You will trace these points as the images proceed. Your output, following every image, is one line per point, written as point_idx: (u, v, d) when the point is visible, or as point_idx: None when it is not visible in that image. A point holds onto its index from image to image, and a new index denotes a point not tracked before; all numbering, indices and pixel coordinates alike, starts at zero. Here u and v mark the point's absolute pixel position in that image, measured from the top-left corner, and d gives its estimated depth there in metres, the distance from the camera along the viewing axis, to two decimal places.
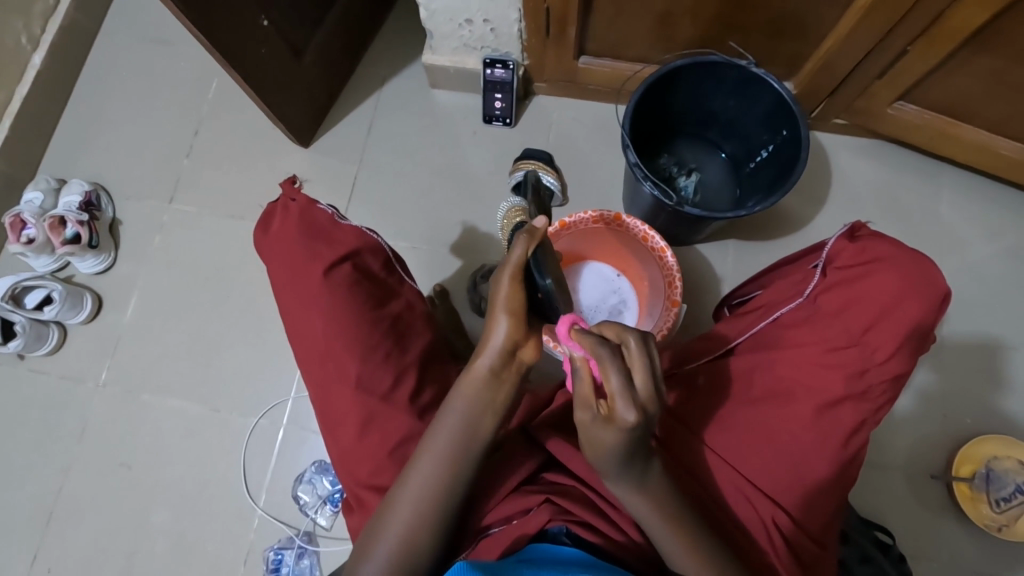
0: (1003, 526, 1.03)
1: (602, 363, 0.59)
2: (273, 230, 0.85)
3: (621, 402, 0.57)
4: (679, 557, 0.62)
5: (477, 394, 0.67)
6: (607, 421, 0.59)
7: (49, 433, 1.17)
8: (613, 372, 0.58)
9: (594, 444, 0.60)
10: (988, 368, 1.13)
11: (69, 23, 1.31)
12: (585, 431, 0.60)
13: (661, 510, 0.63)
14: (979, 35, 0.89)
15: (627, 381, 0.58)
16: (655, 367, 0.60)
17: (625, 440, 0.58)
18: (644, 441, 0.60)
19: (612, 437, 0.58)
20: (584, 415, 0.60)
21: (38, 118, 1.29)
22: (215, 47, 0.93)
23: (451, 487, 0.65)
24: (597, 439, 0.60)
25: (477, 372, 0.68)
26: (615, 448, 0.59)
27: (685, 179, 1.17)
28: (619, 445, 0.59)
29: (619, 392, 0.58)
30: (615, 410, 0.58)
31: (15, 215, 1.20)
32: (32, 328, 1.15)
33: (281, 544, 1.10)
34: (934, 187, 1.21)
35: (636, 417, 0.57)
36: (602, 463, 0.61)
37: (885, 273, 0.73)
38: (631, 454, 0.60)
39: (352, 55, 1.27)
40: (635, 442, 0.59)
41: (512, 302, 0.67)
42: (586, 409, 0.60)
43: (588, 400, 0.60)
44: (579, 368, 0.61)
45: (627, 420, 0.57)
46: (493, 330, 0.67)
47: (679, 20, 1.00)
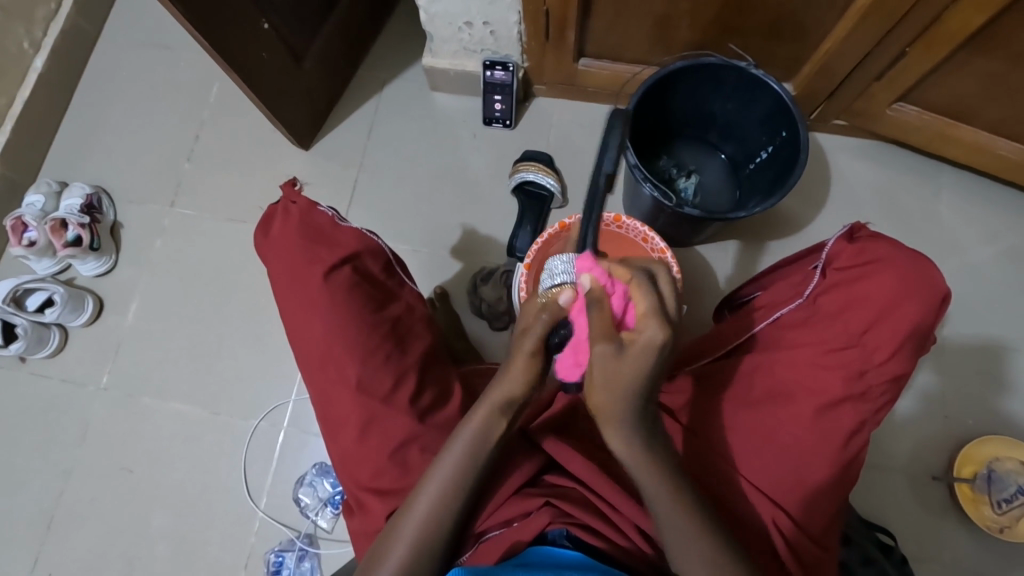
0: (1005, 527, 1.03)
1: (632, 284, 0.60)
2: (274, 232, 0.85)
3: (652, 322, 0.58)
4: (681, 547, 0.61)
5: (488, 423, 0.65)
6: (633, 344, 0.58)
7: (51, 434, 1.18)
8: (647, 291, 0.59)
9: (613, 372, 0.58)
10: (989, 369, 1.13)
11: (70, 27, 1.31)
12: (604, 360, 0.58)
13: (668, 492, 0.62)
14: (977, 36, 0.89)
15: (656, 301, 0.59)
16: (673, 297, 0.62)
17: (651, 362, 0.58)
18: (658, 376, 0.60)
19: (638, 360, 0.58)
20: (607, 344, 0.57)
21: (39, 122, 1.30)
22: (216, 51, 0.94)
23: (455, 504, 0.64)
24: (620, 367, 0.58)
25: (484, 412, 0.65)
26: (637, 374, 0.58)
27: (685, 180, 1.17)
28: (642, 369, 0.58)
29: (651, 311, 0.58)
30: (645, 328, 0.58)
31: (16, 218, 1.20)
32: (33, 331, 1.16)
33: (281, 546, 1.10)
34: (934, 189, 1.21)
35: (665, 335, 0.58)
36: (621, 393, 0.59)
37: (884, 273, 0.74)
38: (647, 390, 0.59)
39: (353, 57, 1.28)
40: (658, 366, 0.59)
41: (529, 369, 0.63)
42: (608, 338, 0.58)
43: (609, 332, 0.58)
44: (602, 297, 0.59)
45: (659, 336, 0.57)
46: (504, 379, 0.64)
47: (678, 22, 1.00)
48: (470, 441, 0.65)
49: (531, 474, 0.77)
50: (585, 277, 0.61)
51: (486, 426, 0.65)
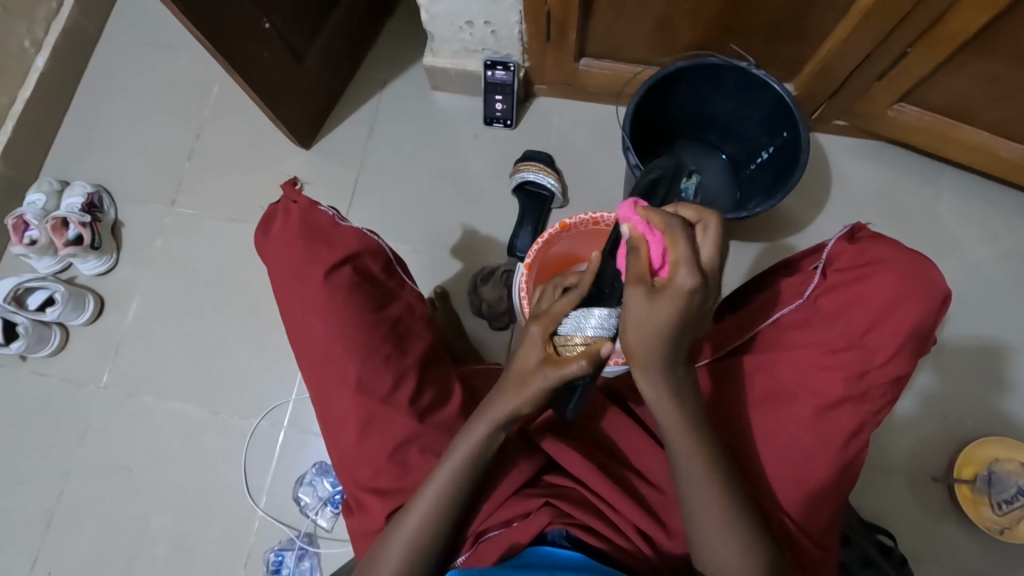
0: (1005, 529, 1.03)
1: (669, 232, 0.60)
2: (275, 231, 0.84)
3: (683, 270, 0.59)
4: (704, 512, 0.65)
5: (488, 437, 0.67)
6: (665, 290, 0.59)
7: (52, 432, 1.18)
8: (681, 240, 0.60)
9: (644, 317, 0.59)
10: (990, 370, 1.13)
11: (71, 26, 1.31)
12: (636, 302, 0.59)
13: (695, 442, 0.65)
14: (978, 37, 0.89)
15: (691, 252, 0.60)
16: (714, 248, 0.62)
17: (681, 310, 0.59)
18: (694, 320, 0.60)
19: (669, 305, 0.59)
20: (640, 287, 0.60)
21: (41, 121, 1.30)
22: (217, 50, 0.94)
23: (450, 508, 0.67)
24: (651, 312, 0.59)
25: (480, 428, 0.67)
26: (668, 321, 0.59)
27: (687, 180, 1.13)
28: (672, 317, 0.59)
29: (683, 258, 0.59)
30: (676, 275, 0.59)
31: (17, 217, 1.21)
32: (34, 330, 1.16)
33: (281, 546, 1.10)
34: (935, 190, 1.21)
35: (695, 281, 0.58)
36: (652, 341, 0.59)
37: (885, 275, 0.74)
38: (678, 336, 0.60)
39: (354, 57, 1.28)
40: (689, 315, 0.59)
41: (533, 400, 0.65)
42: (641, 281, 0.60)
43: (643, 275, 0.60)
44: (639, 244, 0.61)
45: (689, 283, 0.58)
46: (504, 402, 0.66)
47: (679, 23, 1.00)
48: (467, 455, 0.67)
49: (531, 473, 0.77)
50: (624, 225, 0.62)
51: (485, 441, 0.67)
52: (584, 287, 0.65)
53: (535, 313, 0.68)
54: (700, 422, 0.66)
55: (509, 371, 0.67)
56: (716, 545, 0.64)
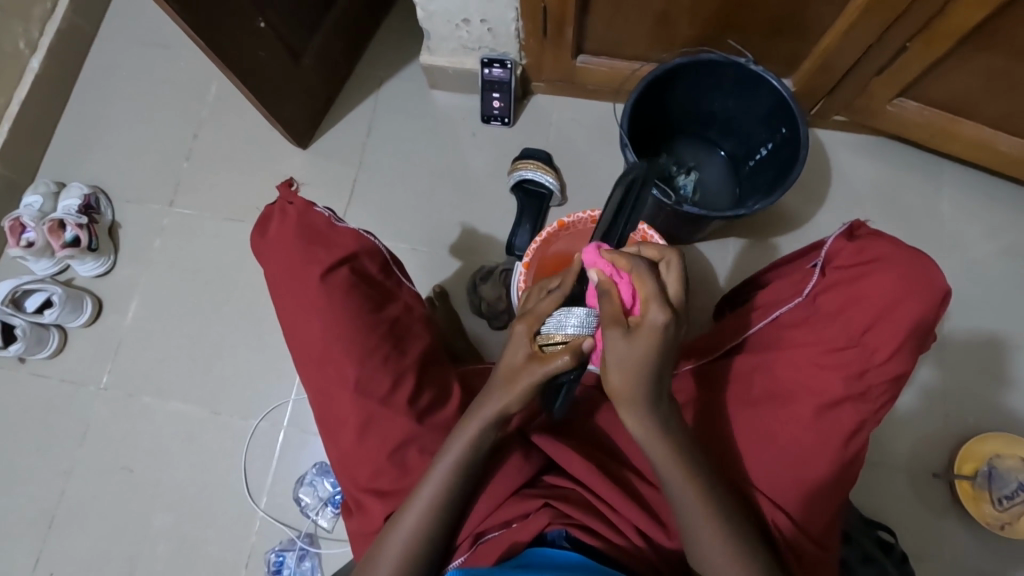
0: (1006, 525, 1.02)
1: (636, 273, 0.61)
2: (272, 233, 0.84)
3: (654, 307, 0.59)
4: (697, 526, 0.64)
5: (481, 435, 0.68)
6: (639, 328, 0.60)
7: (51, 434, 1.18)
8: (649, 278, 0.61)
9: (623, 356, 0.60)
10: (991, 366, 1.13)
11: (67, 27, 1.31)
12: (616, 345, 0.60)
13: (681, 468, 0.64)
14: (977, 32, 0.89)
15: (659, 288, 0.61)
16: (678, 282, 0.64)
17: (657, 346, 0.60)
18: (671, 353, 0.62)
19: (646, 343, 0.59)
20: (616, 328, 0.60)
21: (37, 122, 1.29)
22: (213, 50, 0.93)
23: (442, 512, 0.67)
24: (630, 350, 0.60)
25: (471, 429, 0.68)
26: (646, 357, 0.60)
27: (684, 178, 1.15)
28: (649, 353, 0.60)
29: (653, 296, 0.60)
30: (648, 313, 0.60)
31: (14, 219, 1.20)
32: (32, 332, 1.16)
33: (282, 546, 1.10)
34: (935, 186, 1.20)
35: (668, 317, 0.59)
36: (636, 378, 0.60)
37: (884, 272, 0.73)
38: (659, 370, 0.61)
39: (351, 55, 1.27)
40: (665, 349, 0.60)
41: (518, 399, 0.66)
42: (617, 323, 0.60)
43: (617, 316, 0.61)
44: (609, 288, 0.62)
45: (661, 319, 0.59)
46: (489, 403, 0.67)
47: (677, 19, 0.99)
48: (460, 454, 0.67)
49: (530, 474, 0.77)
50: (591, 269, 0.63)
51: (477, 440, 0.68)
52: (567, 287, 0.67)
53: (522, 312, 0.70)
54: (688, 448, 0.65)
55: (495, 373, 0.69)
56: (715, 559, 0.63)
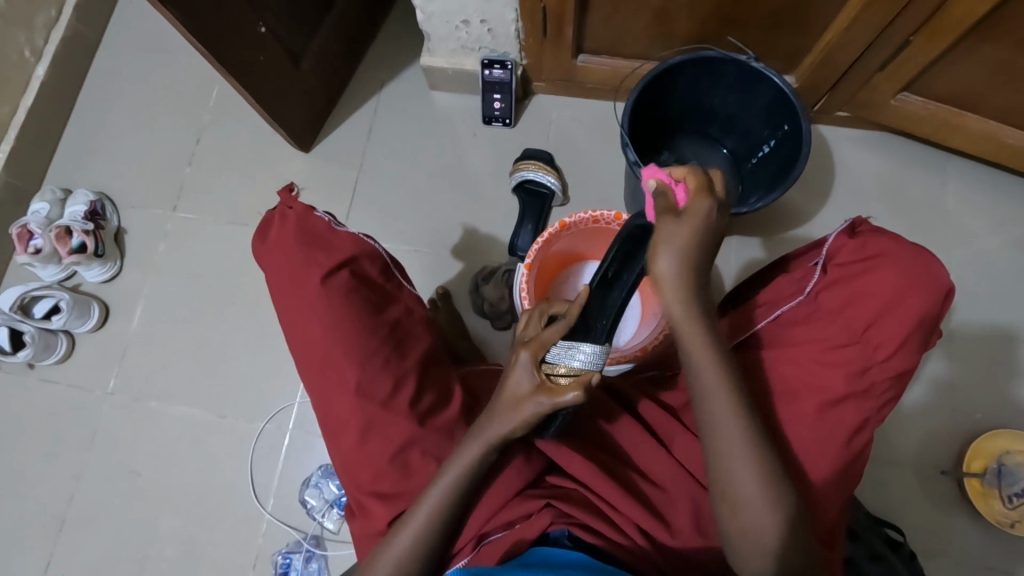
0: (1016, 522, 1.02)
1: (687, 176, 0.67)
2: (272, 238, 0.84)
3: (701, 197, 0.65)
4: (738, 461, 0.65)
5: (481, 459, 0.68)
6: (688, 214, 0.65)
7: (60, 438, 1.19)
8: (697, 179, 0.66)
9: (671, 235, 0.64)
10: (1000, 361, 1.11)
11: (70, 34, 1.32)
12: (666, 227, 0.64)
13: (725, 382, 0.66)
14: (981, 24, 0.88)
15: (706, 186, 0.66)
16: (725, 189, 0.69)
17: (701, 231, 0.64)
18: (713, 245, 0.66)
19: (693, 225, 0.64)
20: (669, 216, 0.65)
21: (44, 129, 1.31)
22: (213, 56, 0.94)
23: (443, 516, 0.68)
24: (678, 228, 0.64)
25: (474, 446, 0.68)
26: (692, 237, 0.64)
27: None
28: (695, 235, 0.64)
29: (702, 190, 0.65)
30: (696, 202, 0.65)
31: (21, 227, 1.22)
32: (41, 338, 1.17)
33: (289, 548, 1.11)
34: (941, 179, 1.19)
35: (711, 207, 0.65)
36: (682, 264, 0.64)
37: (886, 268, 0.73)
38: (701, 256, 0.65)
39: (351, 57, 1.27)
40: (707, 236, 0.65)
41: (521, 427, 0.67)
42: (669, 212, 0.65)
43: (669, 208, 0.66)
44: (666, 190, 0.68)
45: (707, 207, 0.64)
46: (492, 425, 0.67)
47: (677, 16, 0.99)
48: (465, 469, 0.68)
49: (531, 476, 0.77)
50: (652, 179, 0.70)
51: (481, 458, 0.68)
52: (570, 318, 0.66)
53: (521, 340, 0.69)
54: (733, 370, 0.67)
55: (495, 397, 0.69)
56: (738, 474, 0.65)
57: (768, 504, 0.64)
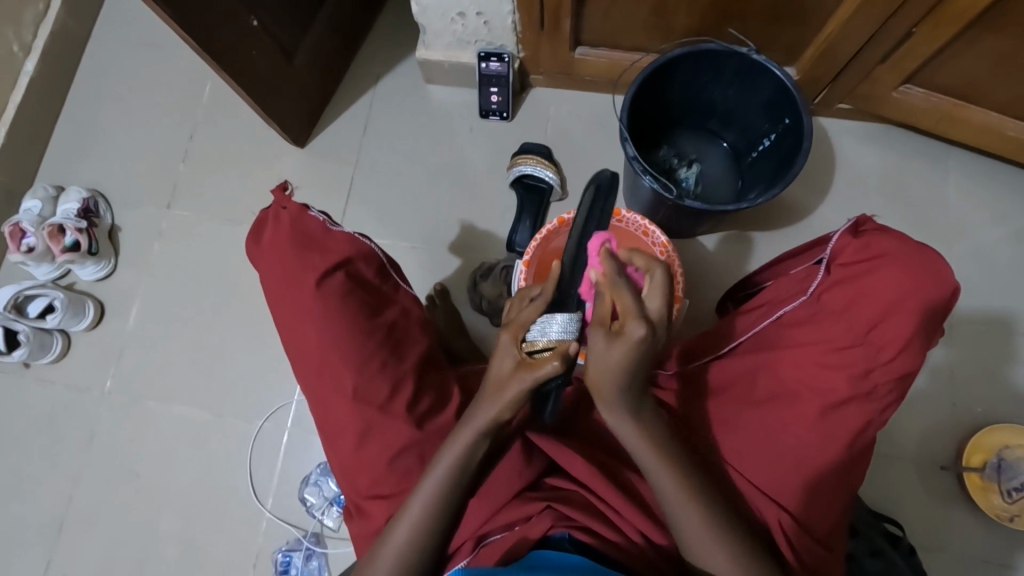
0: (1016, 516, 1.02)
1: (616, 289, 0.63)
2: (266, 240, 0.83)
3: (631, 321, 0.61)
4: (704, 546, 0.65)
5: (472, 451, 0.68)
6: (619, 338, 0.62)
7: (58, 438, 1.19)
8: (627, 296, 0.63)
9: (599, 355, 0.63)
10: (1002, 355, 1.11)
11: (60, 28, 1.30)
12: (597, 344, 0.63)
13: (673, 475, 0.67)
14: (984, 16, 0.86)
15: (637, 303, 0.62)
16: (662, 297, 0.64)
17: (632, 356, 0.62)
18: (649, 359, 0.64)
19: (621, 351, 0.62)
20: (600, 332, 0.63)
21: (35, 126, 1.29)
22: (206, 52, 0.92)
23: (439, 517, 0.67)
24: (607, 350, 0.62)
25: (464, 438, 0.68)
26: (619, 361, 0.62)
27: (685, 170, 1.14)
28: (624, 360, 0.62)
29: (632, 312, 0.62)
30: (627, 326, 0.61)
31: (14, 225, 1.20)
32: (36, 337, 1.16)
33: (289, 546, 1.10)
34: (943, 172, 1.18)
35: (645, 334, 0.61)
36: (609, 379, 0.63)
37: (889, 268, 0.71)
38: (632, 374, 0.63)
39: (346, 51, 1.25)
40: (642, 356, 0.62)
41: (506, 408, 0.65)
42: (601, 325, 0.64)
43: (604, 319, 0.64)
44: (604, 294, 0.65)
45: (638, 335, 0.60)
46: (478, 411, 0.67)
47: (676, 8, 0.97)
48: (456, 464, 0.68)
49: (531, 477, 0.76)
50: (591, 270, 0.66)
51: (471, 449, 0.68)
52: (547, 295, 0.66)
53: (505, 321, 0.68)
54: (671, 450, 0.68)
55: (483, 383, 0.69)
56: (694, 533, 0.65)
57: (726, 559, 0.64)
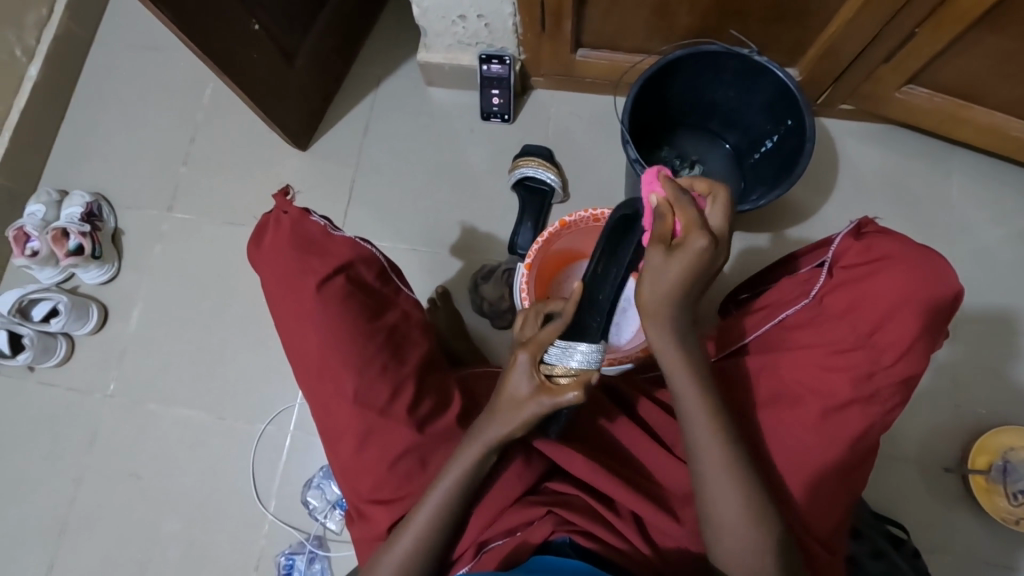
0: (1022, 519, 1.01)
1: (681, 204, 0.64)
2: (266, 243, 0.83)
3: (695, 232, 0.62)
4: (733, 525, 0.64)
5: (480, 460, 0.68)
6: (681, 249, 0.63)
7: (62, 441, 1.19)
8: (691, 210, 0.64)
9: (660, 269, 0.63)
10: (1007, 357, 1.10)
11: (63, 33, 1.30)
12: (655, 261, 0.64)
13: (714, 425, 0.66)
14: (989, 15, 0.85)
15: (700, 218, 0.64)
16: (721, 214, 0.67)
17: (693, 269, 0.62)
18: (706, 277, 0.64)
19: (684, 262, 0.62)
20: (662, 247, 0.64)
21: (39, 130, 1.30)
22: (207, 56, 0.93)
23: (447, 520, 0.68)
24: (665, 267, 0.63)
25: (478, 440, 0.68)
26: (682, 272, 0.62)
27: (687, 172, 1.13)
28: (686, 273, 0.62)
29: (696, 223, 0.63)
30: (690, 237, 0.62)
31: (18, 229, 1.21)
32: (39, 341, 1.17)
33: (291, 549, 1.11)
34: (947, 172, 1.17)
35: (710, 243, 0.62)
36: (667, 296, 0.63)
37: (892, 271, 0.72)
38: (690, 290, 0.64)
39: (347, 54, 1.26)
40: (700, 272, 0.63)
41: (520, 429, 0.66)
42: (662, 241, 0.64)
43: (664, 236, 0.64)
44: (665, 212, 0.65)
45: (702, 243, 0.62)
46: (488, 428, 0.67)
47: (677, 9, 0.97)
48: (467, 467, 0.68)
49: (531, 480, 0.76)
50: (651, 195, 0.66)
51: (477, 454, 0.68)
52: (568, 316, 0.65)
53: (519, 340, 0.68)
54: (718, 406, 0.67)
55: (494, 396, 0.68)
56: (717, 498, 0.65)
57: (750, 532, 0.64)
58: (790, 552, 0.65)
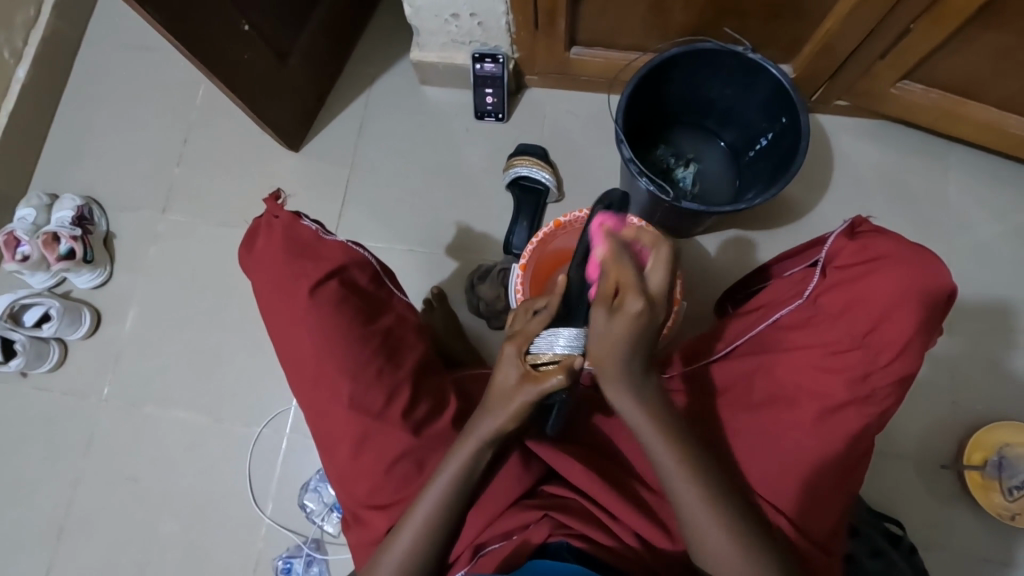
0: (1016, 514, 1.02)
1: (619, 263, 0.63)
2: (259, 248, 0.82)
3: (631, 296, 0.61)
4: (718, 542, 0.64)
5: (476, 456, 0.68)
6: (619, 312, 0.62)
7: (56, 446, 1.18)
8: (628, 269, 0.63)
9: (600, 330, 0.62)
10: (1002, 353, 1.10)
11: (50, 33, 1.28)
12: (598, 319, 0.63)
13: (682, 456, 0.66)
14: (986, 10, 0.85)
15: (638, 279, 0.63)
16: (666, 270, 0.64)
17: (634, 330, 0.62)
18: (650, 336, 0.64)
19: (623, 325, 0.62)
20: (603, 308, 0.63)
21: (28, 133, 1.28)
22: (198, 58, 0.91)
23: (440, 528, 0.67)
24: (607, 327, 0.62)
25: (470, 444, 0.68)
26: (621, 335, 0.62)
27: (682, 170, 1.13)
28: (626, 334, 0.62)
29: (632, 286, 0.62)
30: (626, 301, 0.61)
31: (8, 233, 1.20)
32: (32, 346, 1.16)
33: (289, 552, 1.10)
34: (943, 168, 1.17)
35: (644, 306, 0.61)
36: (613, 355, 0.63)
37: (887, 271, 0.71)
38: (636, 349, 0.63)
39: (340, 53, 1.24)
40: (643, 332, 0.62)
41: (511, 419, 0.65)
42: (603, 301, 0.63)
43: (605, 295, 0.63)
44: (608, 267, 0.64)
45: (637, 309, 0.61)
46: (481, 421, 0.67)
47: (672, 7, 0.96)
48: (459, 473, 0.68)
49: (530, 483, 0.76)
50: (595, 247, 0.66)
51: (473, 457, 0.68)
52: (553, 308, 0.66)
53: (508, 333, 0.68)
54: (688, 438, 0.67)
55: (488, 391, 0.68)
56: (697, 517, 0.65)
57: (733, 547, 0.63)
58: (777, 561, 0.65)
